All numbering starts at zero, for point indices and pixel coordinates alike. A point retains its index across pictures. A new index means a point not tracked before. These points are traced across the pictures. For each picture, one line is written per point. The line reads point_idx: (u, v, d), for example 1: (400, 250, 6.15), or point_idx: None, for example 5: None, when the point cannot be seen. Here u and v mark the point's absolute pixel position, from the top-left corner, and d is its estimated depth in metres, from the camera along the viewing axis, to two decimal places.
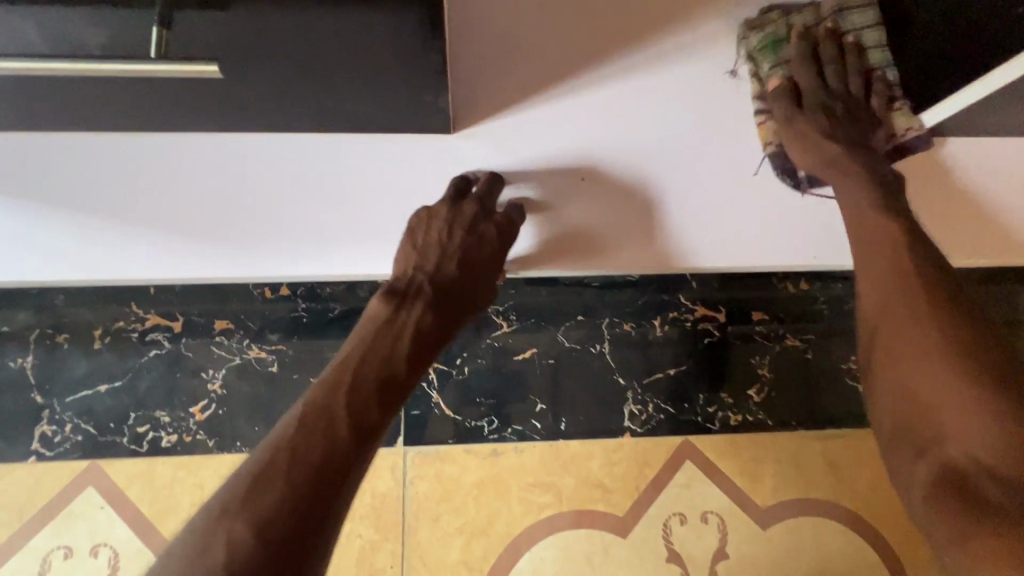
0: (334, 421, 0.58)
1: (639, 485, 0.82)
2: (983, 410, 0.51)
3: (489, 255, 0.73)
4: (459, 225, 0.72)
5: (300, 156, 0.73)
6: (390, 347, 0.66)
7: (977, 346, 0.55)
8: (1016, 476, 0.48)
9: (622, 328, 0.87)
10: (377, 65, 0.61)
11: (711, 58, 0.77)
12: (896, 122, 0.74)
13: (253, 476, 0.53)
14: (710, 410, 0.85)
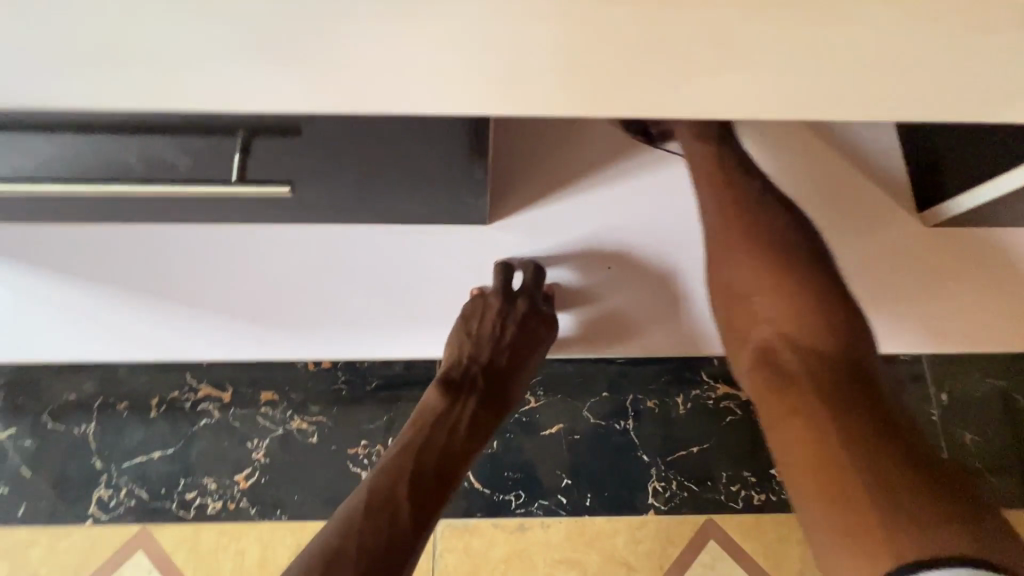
0: (400, 505, 0.66)
1: (663, 564, 0.83)
2: (785, 296, 0.59)
3: (531, 350, 0.84)
4: (512, 321, 0.82)
5: (347, 245, 0.80)
6: (447, 439, 0.74)
7: (766, 231, 0.63)
8: (810, 343, 0.57)
9: (646, 404, 0.90)
10: (426, 176, 0.68)
11: None
12: None
13: (328, 561, 0.60)
14: (733, 489, 0.87)
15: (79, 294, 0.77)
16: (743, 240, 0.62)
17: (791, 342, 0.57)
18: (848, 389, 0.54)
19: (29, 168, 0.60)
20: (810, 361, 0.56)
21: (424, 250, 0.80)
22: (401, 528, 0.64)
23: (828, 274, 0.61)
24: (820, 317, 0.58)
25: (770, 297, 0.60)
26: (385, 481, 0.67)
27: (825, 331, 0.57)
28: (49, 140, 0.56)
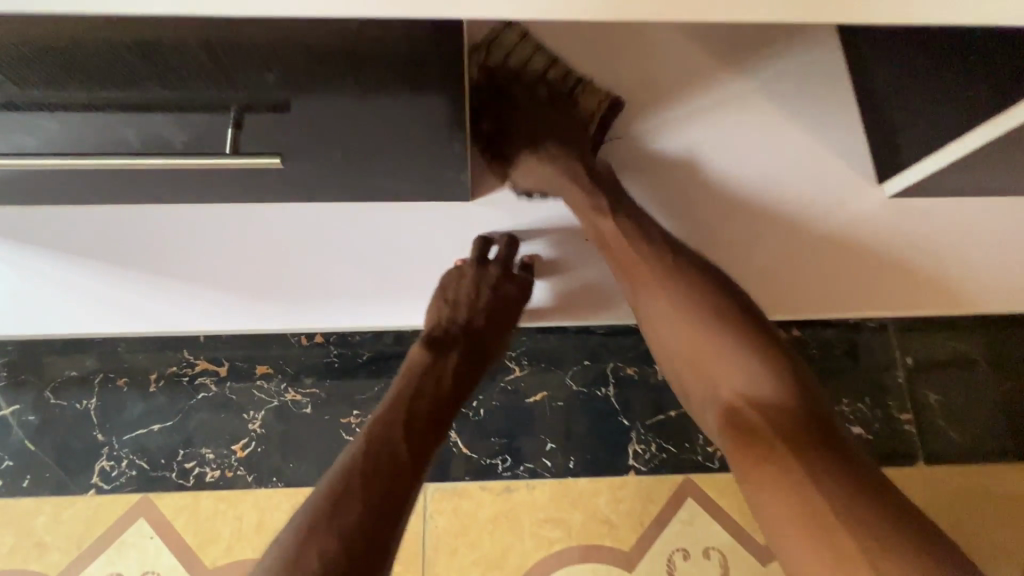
0: (399, 445, 0.67)
1: (644, 521, 0.87)
2: (735, 354, 0.63)
3: (511, 311, 0.85)
4: (485, 284, 0.83)
5: (336, 221, 0.84)
6: (434, 386, 0.76)
7: (703, 296, 0.68)
8: (767, 396, 0.60)
9: (626, 371, 0.94)
10: (409, 149, 0.71)
11: (705, 126, 0.92)
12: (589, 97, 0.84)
13: (332, 500, 0.60)
14: (709, 449, 0.91)
15: (79, 271, 0.81)
16: (691, 315, 0.67)
17: (749, 399, 0.61)
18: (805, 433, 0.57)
19: (33, 145, 0.63)
20: (770, 414, 0.59)
21: (411, 225, 0.84)
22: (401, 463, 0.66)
23: (769, 330, 0.66)
24: (771, 370, 0.62)
25: (722, 362, 0.64)
26: (383, 427, 0.69)
27: (775, 382, 0.61)
28: (53, 116, 0.60)
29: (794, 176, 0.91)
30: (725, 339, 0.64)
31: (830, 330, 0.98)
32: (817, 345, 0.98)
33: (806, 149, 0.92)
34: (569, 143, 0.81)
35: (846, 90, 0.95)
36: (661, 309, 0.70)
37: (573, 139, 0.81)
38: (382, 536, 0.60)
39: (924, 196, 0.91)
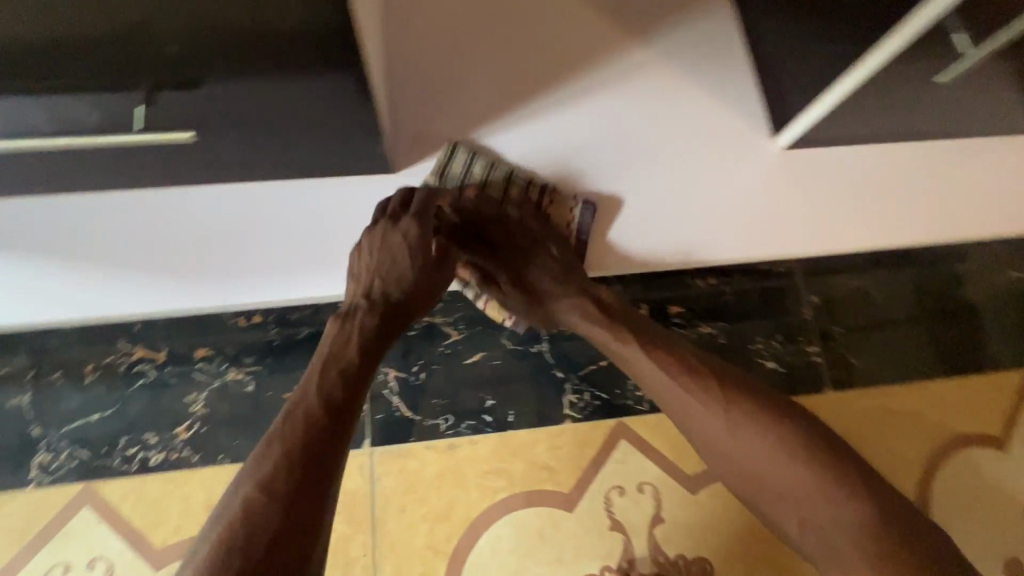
0: (316, 397, 0.71)
1: (581, 464, 0.93)
2: (814, 475, 0.69)
3: (409, 256, 0.83)
4: (376, 246, 0.83)
5: (267, 202, 0.88)
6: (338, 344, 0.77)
7: (767, 411, 0.74)
8: (855, 516, 0.66)
9: (558, 328, 0.99)
10: (323, 122, 0.74)
11: (614, 91, 0.99)
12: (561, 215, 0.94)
13: (259, 453, 0.67)
14: (639, 394, 0.98)
15: (10, 263, 0.82)
16: (762, 433, 0.72)
17: (817, 506, 0.68)
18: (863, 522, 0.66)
19: None
20: (847, 533, 0.66)
21: (340, 201, 0.89)
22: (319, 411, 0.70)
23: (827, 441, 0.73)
24: (847, 486, 0.68)
25: (806, 484, 0.69)
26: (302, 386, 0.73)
27: (852, 496, 0.67)
28: None
29: (700, 135, 0.99)
30: (799, 456, 0.71)
31: (745, 277, 1.06)
32: (733, 291, 1.06)
33: (709, 109, 1.00)
34: (552, 263, 0.89)
35: (742, 54, 1.03)
36: (733, 438, 0.74)
37: (558, 257, 0.89)
38: (302, 487, 0.65)
39: (815, 145, 0.99)
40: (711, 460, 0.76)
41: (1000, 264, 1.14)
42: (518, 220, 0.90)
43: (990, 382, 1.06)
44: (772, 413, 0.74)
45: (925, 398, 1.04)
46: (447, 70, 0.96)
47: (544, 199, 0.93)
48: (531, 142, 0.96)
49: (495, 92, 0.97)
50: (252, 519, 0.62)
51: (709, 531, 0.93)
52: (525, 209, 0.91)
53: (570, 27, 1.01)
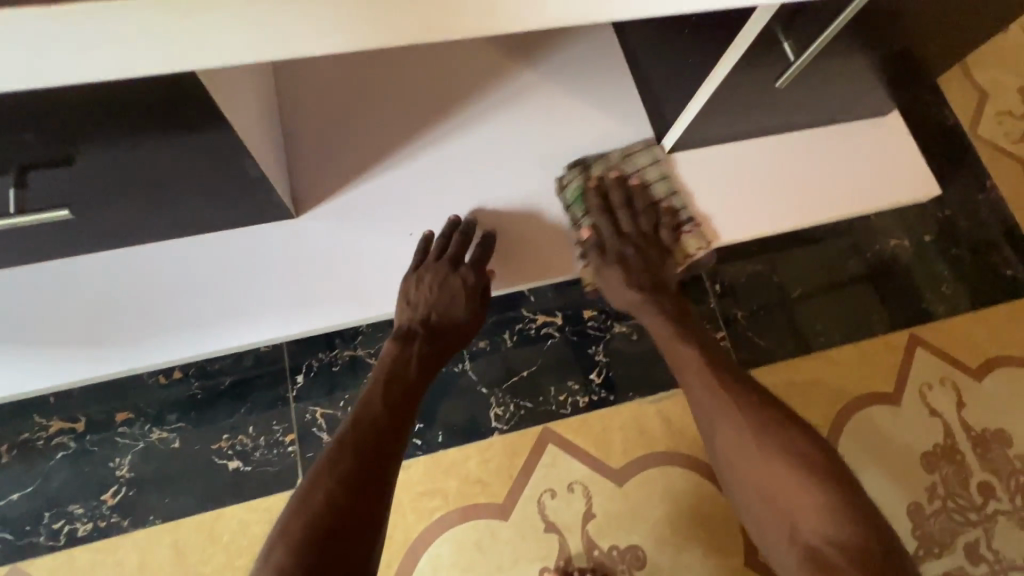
0: (378, 419, 0.81)
1: (512, 473, 0.98)
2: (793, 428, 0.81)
3: (465, 299, 0.95)
4: (435, 282, 0.93)
5: (170, 260, 0.89)
6: (404, 373, 0.88)
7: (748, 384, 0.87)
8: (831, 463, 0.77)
9: (479, 345, 1.04)
10: (208, 181, 0.76)
11: (506, 113, 1.04)
12: (688, 244, 1.02)
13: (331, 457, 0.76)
14: (561, 398, 1.03)
15: None
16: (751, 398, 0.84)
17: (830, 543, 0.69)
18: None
19: None
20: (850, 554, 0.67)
21: (245, 250, 0.91)
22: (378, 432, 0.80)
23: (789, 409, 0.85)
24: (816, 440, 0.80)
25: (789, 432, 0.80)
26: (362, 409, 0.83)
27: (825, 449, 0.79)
28: None
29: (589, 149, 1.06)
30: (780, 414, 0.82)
31: None
32: None
33: (597, 124, 1.07)
34: (646, 273, 1.00)
35: (622, 67, 1.10)
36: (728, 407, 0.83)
37: (643, 262, 1.00)
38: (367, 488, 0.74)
39: (698, 146, 1.06)
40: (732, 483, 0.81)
41: (877, 234, 1.25)
42: (650, 226, 1.02)
43: (878, 344, 1.17)
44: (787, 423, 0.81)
45: (823, 366, 1.14)
46: (340, 111, 1.00)
47: (684, 227, 1.02)
48: (431, 170, 0.99)
49: (389, 127, 1.00)
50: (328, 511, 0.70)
51: (639, 520, 0.99)
52: (662, 221, 1.02)
53: (456, 57, 1.05)
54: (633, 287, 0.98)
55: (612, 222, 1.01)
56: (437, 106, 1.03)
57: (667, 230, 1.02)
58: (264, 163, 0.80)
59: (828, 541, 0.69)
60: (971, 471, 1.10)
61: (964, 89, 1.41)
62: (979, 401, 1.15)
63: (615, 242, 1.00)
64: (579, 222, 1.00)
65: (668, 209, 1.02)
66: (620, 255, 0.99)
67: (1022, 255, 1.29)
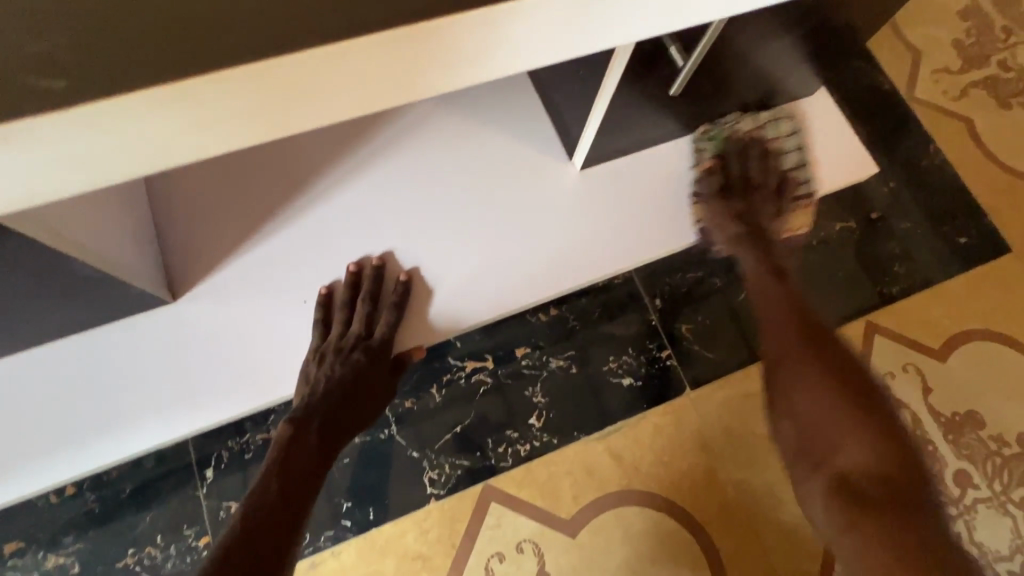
0: (274, 499, 0.71)
1: (454, 541, 0.90)
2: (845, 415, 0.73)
3: (372, 373, 0.85)
4: (334, 355, 0.84)
5: (38, 370, 0.80)
6: (303, 452, 0.77)
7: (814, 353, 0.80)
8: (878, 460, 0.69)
9: (404, 405, 0.96)
10: (42, 287, 0.68)
11: (397, 148, 0.94)
12: (799, 218, 0.98)
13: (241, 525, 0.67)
14: (500, 449, 0.96)
15: None
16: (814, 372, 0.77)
17: (865, 475, 0.68)
18: (928, 511, 0.65)
19: None
20: (886, 485, 0.67)
21: (120, 347, 0.82)
22: (268, 529, 0.68)
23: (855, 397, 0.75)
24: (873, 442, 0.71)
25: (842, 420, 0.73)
26: (255, 500, 0.70)
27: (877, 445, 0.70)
28: None
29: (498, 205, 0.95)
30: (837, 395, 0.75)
31: (585, 299, 1.04)
32: (576, 317, 1.03)
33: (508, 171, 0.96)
34: (754, 233, 0.93)
35: (538, 105, 1.00)
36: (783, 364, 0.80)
37: (758, 217, 0.94)
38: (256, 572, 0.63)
39: (613, 157, 0.98)
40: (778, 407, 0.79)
41: (822, 219, 1.18)
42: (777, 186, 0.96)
43: None
44: (833, 405, 0.74)
45: None
46: (211, 171, 0.90)
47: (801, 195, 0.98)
48: (321, 224, 0.90)
49: (274, 205, 0.89)
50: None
51: (597, 572, 0.91)
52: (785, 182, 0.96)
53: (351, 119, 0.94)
54: (750, 249, 0.92)
55: (740, 159, 0.96)
56: (322, 150, 0.92)
57: (785, 196, 0.96)
58: (115, 262, 0.71)
59: (862, 467, 0.69)
60: (944, 462, 1.04)
61: (897, 49, 1.34)
62: (946, 383, 1.09)
63: (734, 177, 0.96)
64: (706, 161, 0.98)
65: (794, 173, 0.99)
66: (741, 198, 0.94)
67: (973, 218, 1.23)
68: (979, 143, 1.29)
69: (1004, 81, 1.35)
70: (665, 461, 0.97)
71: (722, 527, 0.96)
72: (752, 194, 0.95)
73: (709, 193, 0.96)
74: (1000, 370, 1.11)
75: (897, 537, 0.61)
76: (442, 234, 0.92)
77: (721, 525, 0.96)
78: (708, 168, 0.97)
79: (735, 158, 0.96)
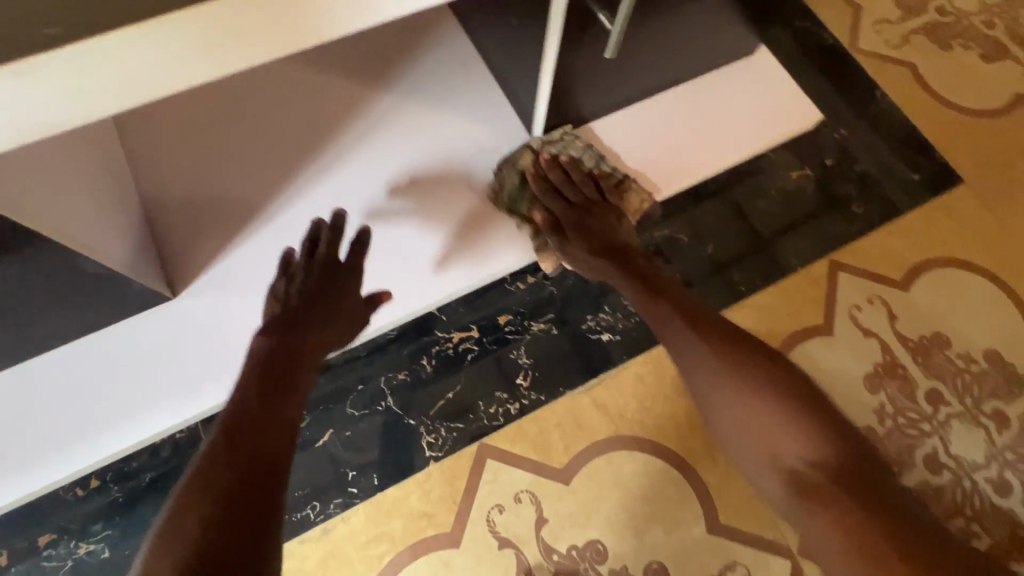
0: (252, 413, 0.67)
1: (455, 497, 0.96)
2: (774, 407, 0.74)
3: (347, 289, 0.85)
4: (308, 279, 0.84)
5: (58, 369, 0.87)
6: (286, 362, 0.74)
7: (732, 346, 0.79)
8: (815, 451, 0.71)
9: (398, 378, 1.02)
10: (57, 286, 0.75)
11: (367, 141, 1.01)
12: (633, 202, 1.01)
13: (225, 449, 0.63)
14: (491, 410, 1.01)
15: None
16: (733, 371, 0.77)
17: (812, 467, 0.70)
18: (868, 483, 0.69)
19: None
20: (828, 469, 0.69)
21: (131, 343, 0.89)
22: (256, 427, 0.66)
23: (774, 384, 0.76)
24: (806, 429, 0.72)
25: (770, 417, 0.74)
26: (234, 407, 0.67)
27: (812, 433, 0.72)
28: None
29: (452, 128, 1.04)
30: (762, 390, 0.75)
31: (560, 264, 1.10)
32: (553, 281, 1.09)
33: (463, 126, 1.04)
34: (610, 240, 0.91)
35: (495, 89, 1.06)
36: (700, 370, 0.78)
37: (599, 229, 0.91)
38: (250, 492, 0.60)
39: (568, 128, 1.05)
40: (715, 423, 0.78)
41: (780, 169, 1.24)
42: (599, 193, 0.96)
43: (800, 278, 1.16)
44: (762, 401, 0.75)
45: (749, 313, 1.13)
46: (198, 178, 0.97)
47: (622, 185, 1.00)
48: (302, 218, 0.96)
49: (258, 203, 0.97)
50: (203, 522, 0.57)
51: (592, 514, 0.97)
52: (603, 186, 0.97)
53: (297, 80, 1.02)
54: (604, 262, 0.89)
55: (552, 190, 0.94)
56: (298, 150, 1.00)
57: (611, 196, 0.98)
58: (117, 262, 0.78)
59: (810, 463, 0.70)
60: (916, 383, 1.09)
61: (836, 6, 1.41)
62: (911, 309, 1.15)
63: (569, 209, 0.92)
64: (527, 215, 0.98)
65: (602, 172, 0.99)
66: (580, 224, 0.91)
67: (924, 155, 1.29)
68: (924, 85, 1.36)
69: (944, 26, 1.41)
70: (648, 406, 1.03)
71: (710, 463, 1.00)
72: (582, 206, 0.93)
73: (552, 237, 0.93)
74: (962, 293, 1.16)
75: (871, 525, 0.64)
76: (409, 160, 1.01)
77: (709, 462, 1.00)
78: (541, 215, 0.93)
79: (555, 194, 0.93)
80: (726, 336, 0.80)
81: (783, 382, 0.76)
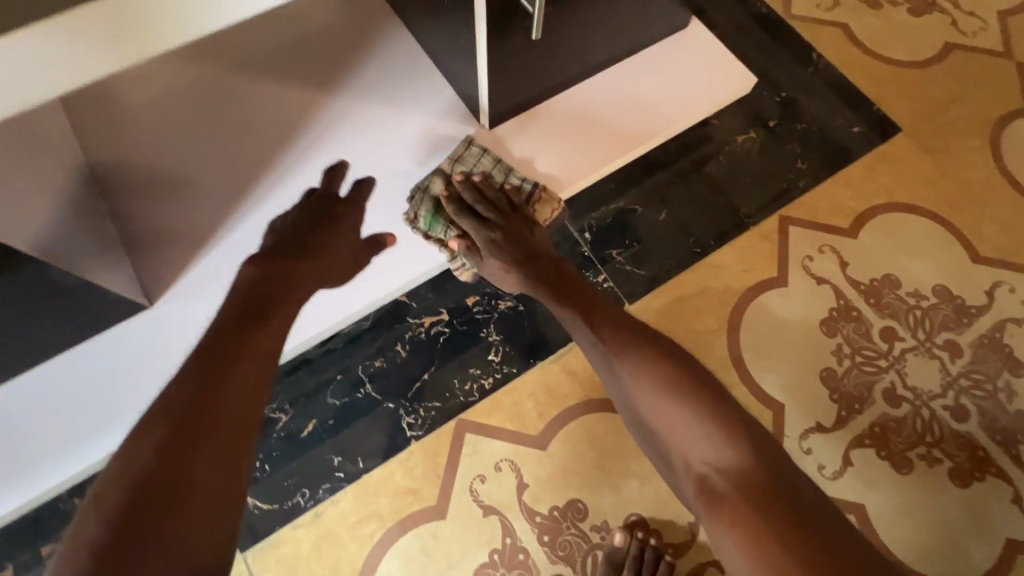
0: (225, 335, 0.72)
1: (438, 471, 1.00)
2: (677, 404, 0.77)
3: (339, 231, 0.92)
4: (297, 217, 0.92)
5: (49, 382, 0.92)
6: (268, 291, 0.79)
7: (640, 338, 0.84)
8: (717, 456, 0.73)
9: (375, 365, 1.06)
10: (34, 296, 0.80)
11: (324, 143, 1.06)
12: (544, 211, 1.06)
13: (194, 368, 0.68)
14: (466, 387, 1.06)
15: None
16: (640, 360, 0.81)
17: (715, 469, 0.72)
18: (772, 488, 0.69)
19: None
20: (734, 478, 0.70)
21: (114, 352, 0.94)
22: (225, 349, 0.71)
23: (676, 377, 0.79)
24: (707, 419, 0.75)
25: (673, 413, 0.77)
26: (212, 332, 0.73)
27: (713, 430, 0.75)
28: None
29: (403, 88, 1.10)
30: (660, 385, 0.79)
31: None
32: None
33: (415, 121, 1.09)
34: (520, 253, 0.97)
35: (443, 84, 1.11)
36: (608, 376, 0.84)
37: (511, 244, 0.97)
38: (201, 415, 0.65)
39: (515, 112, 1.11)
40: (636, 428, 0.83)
41: (725, 135, 1.30)
42: (511, 209, 1.02)
43: (752, 235, 1.21)
44: (663, 390, 0.78)
45: (706, 273, 1.18)
46: (164, 193, 1.01)
47: (534, 195, 1.05)
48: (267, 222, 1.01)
49: (223, 211, 1.01)
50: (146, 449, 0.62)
51: (570, 475, 1.01)
52: (515, 201, 1.03)
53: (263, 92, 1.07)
54: (519, 273, 0.96)
55: (466, 212, 1.01)
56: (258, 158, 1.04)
57: (524, 210, 1.03)
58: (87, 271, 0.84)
59: (710, 463, 0.73)
60: (870, 324, 1.14)
61: None
62: (860, 255, 1.20)
63: (483, 232, 0.99)
64: (446, 238, 1.03)
65: (513, 187, 1.05)
66: (491, 242, 0.98)
67: (862, 108, 1.34)
68: (858, 44, 1.41)
69: None
70: None
71: None
72: (494, 225, 0.99)
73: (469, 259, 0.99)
74: (909, 235, 1.22)
75: (762, 528, 0.65)
76: (364, 134, 1.08)
77: None
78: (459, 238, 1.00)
79: (466, 215, 1.00)
80: (612, 340, 0.84)
81: (681, 370, 0.80)
